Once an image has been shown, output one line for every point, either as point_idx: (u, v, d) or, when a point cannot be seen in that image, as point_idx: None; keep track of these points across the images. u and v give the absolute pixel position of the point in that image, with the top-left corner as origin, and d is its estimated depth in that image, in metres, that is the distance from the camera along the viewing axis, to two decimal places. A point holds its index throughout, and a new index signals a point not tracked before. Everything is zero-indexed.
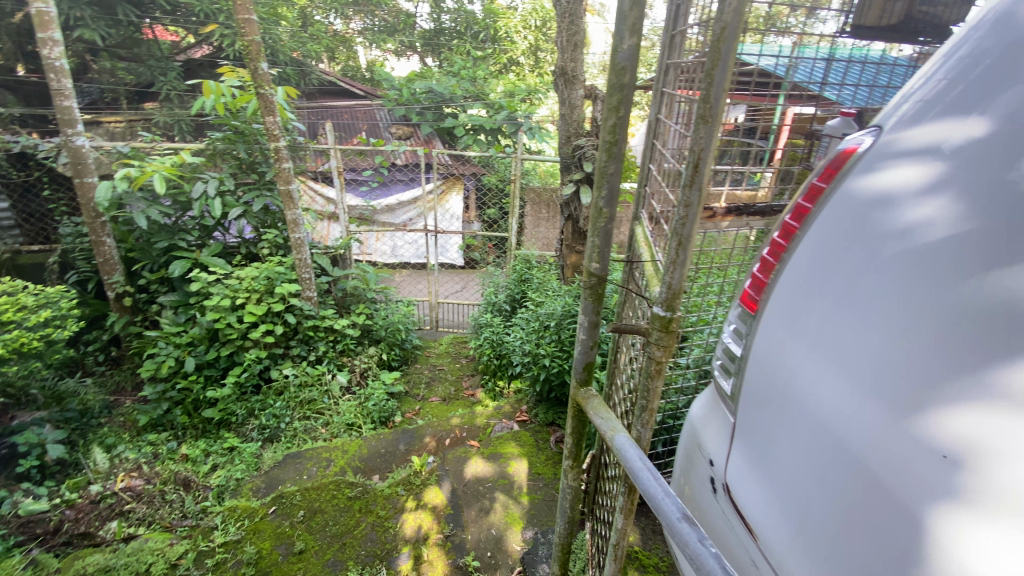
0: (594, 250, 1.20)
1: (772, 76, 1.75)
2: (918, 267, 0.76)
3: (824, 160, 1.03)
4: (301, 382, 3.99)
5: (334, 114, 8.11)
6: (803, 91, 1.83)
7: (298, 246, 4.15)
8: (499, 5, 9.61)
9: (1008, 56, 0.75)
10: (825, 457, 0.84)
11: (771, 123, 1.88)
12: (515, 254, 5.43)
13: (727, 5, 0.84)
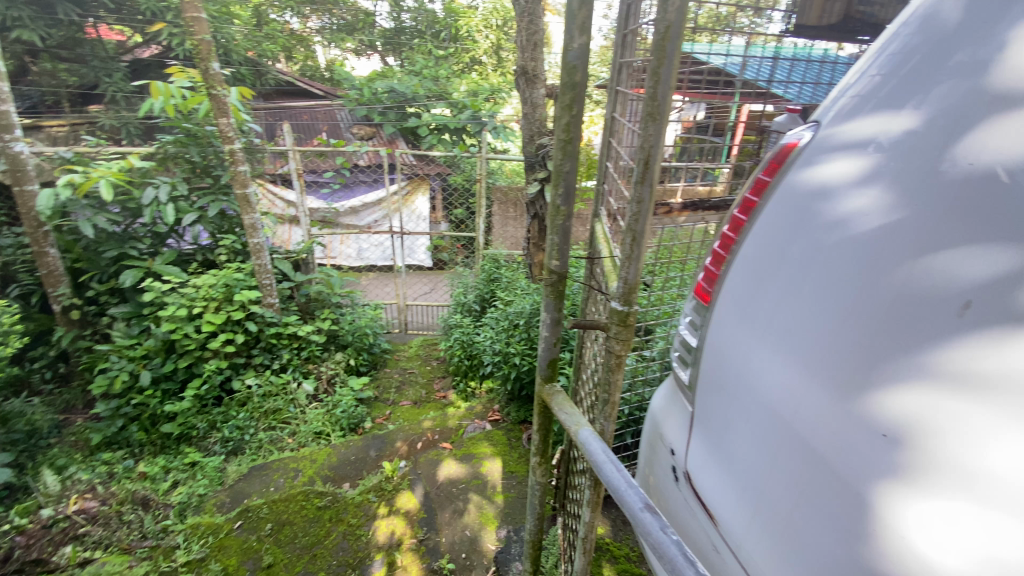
0: (553, 248, 1.21)
1: (725, 75, 1.86)
2: (855, 255, 0.80)
3: (769, 154, 1.06)
4: (265, 392, 3.88)
5: (293, 115, 7.87)
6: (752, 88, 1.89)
7: (258, 251, 4.02)
8: (460, 4, 9.57)
9: (932, 51, 0.79)
10: (778, 441, 0.87)
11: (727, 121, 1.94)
12: (483, 254, 5.42)
13: (670, 5, 0.86)
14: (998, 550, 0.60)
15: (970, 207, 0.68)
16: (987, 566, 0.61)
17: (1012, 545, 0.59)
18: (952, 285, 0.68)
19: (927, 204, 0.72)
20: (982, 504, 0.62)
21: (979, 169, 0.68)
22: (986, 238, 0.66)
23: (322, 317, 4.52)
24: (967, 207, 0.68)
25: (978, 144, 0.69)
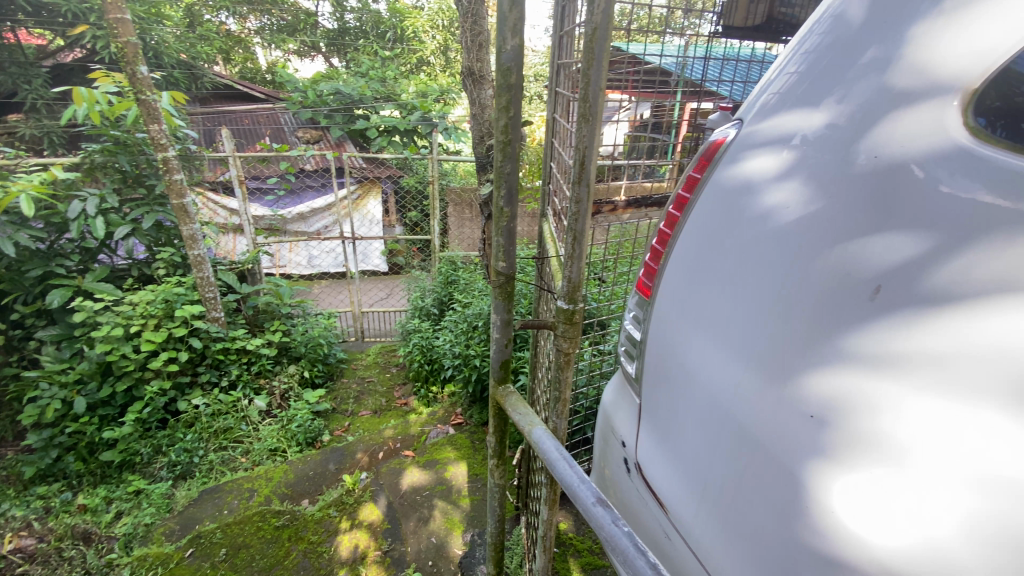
0: (499, 249, 1.20)
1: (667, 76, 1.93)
2: (779, 247, 0.84)
3: (699, 151, 1.10)
4: (213, 411, 3.69)
5: (233, 119, 7.55)
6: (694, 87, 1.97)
7: (199, 264, 3.82)
8: (405, 4, 9.44)
9: (841, 49, 0.83)
10: (717, 428, 0.91)
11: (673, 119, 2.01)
12: (439, 256, 5.37)
13: (596, 7, 0.87)
14: (914, 518, 0.64)
15: (876, 197, 0.72)
16: (908, 535, 0.64)
17: (926, 512, 0.63)
18: (865, 271, 0.72)
19: (840, 195, 0.77)
20: (900, 476, 0.66)
21: (884, 162, 0.72)
22: (892, 226, 0.70)
23: (272, 329, 4.36)
24: (874, 197, 0.73)
25: (883, 138, 0.73)
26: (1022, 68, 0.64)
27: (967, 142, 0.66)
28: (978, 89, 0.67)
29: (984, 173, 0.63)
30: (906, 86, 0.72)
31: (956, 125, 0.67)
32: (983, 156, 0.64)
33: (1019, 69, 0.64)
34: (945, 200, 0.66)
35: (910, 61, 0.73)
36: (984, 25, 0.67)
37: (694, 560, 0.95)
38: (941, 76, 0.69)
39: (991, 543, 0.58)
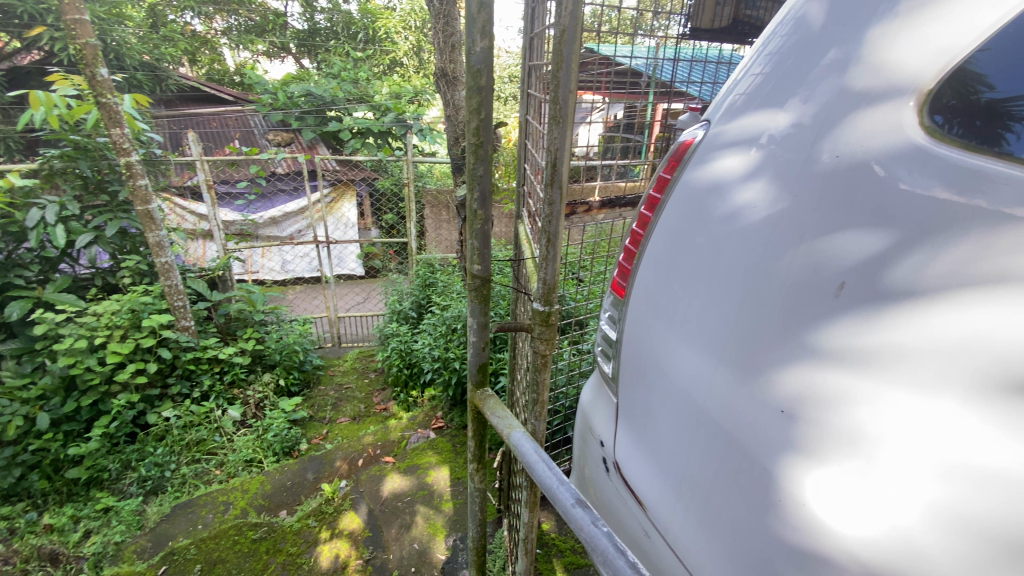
0: (474, 252, 1.19)
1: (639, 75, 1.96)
2: (749, 245, 0.85)
3: (669, 152, 1.11)
4: (185, 423, 3.58)
5: (200, 122, 7.36)
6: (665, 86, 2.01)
7: (167, 272, 3.70)
8: (376, 5, 9.35)
9: (805, 50, 0.85)
10: (692, 425, 0.92)
11: (646, 119, 2.03)
12: (416, 259, 5.32)
13: (563, 10, 0.87)
14: (884, 509, 0.65)
15: (839, 195, 0.74)
16: (879, 525, 0.65)
17: (895, 503, 0.64)
18: (831, 267, 0.74)
19: (806, 194, 0.78)
20: (869, 467, 0.67)
21: (846, 160, 0.74)
22: (855, 223, 0.72)
23: (245, 337, 4.27)
24: (838, 194, 0.74)
25: (844, 137, 0.75)
26: (976, 68, 0.66)
27: (923, 141, 0.68)
28: (932, 90, 0.69)
29: (941, 170, 0.65)
30: (868, 85, 0.74)
31: (912, 125, 0.69)
32: (939, 155, 0.66)
33: (972, 68, 0.66)
34: (905, 197, 0.67)
35: (868, 62, 0.75)
36: (936, 28, 0.69)
37: (674, 558, 0.96)
38: (897, 77, 0.71)
39: (956, 530, 0.60)
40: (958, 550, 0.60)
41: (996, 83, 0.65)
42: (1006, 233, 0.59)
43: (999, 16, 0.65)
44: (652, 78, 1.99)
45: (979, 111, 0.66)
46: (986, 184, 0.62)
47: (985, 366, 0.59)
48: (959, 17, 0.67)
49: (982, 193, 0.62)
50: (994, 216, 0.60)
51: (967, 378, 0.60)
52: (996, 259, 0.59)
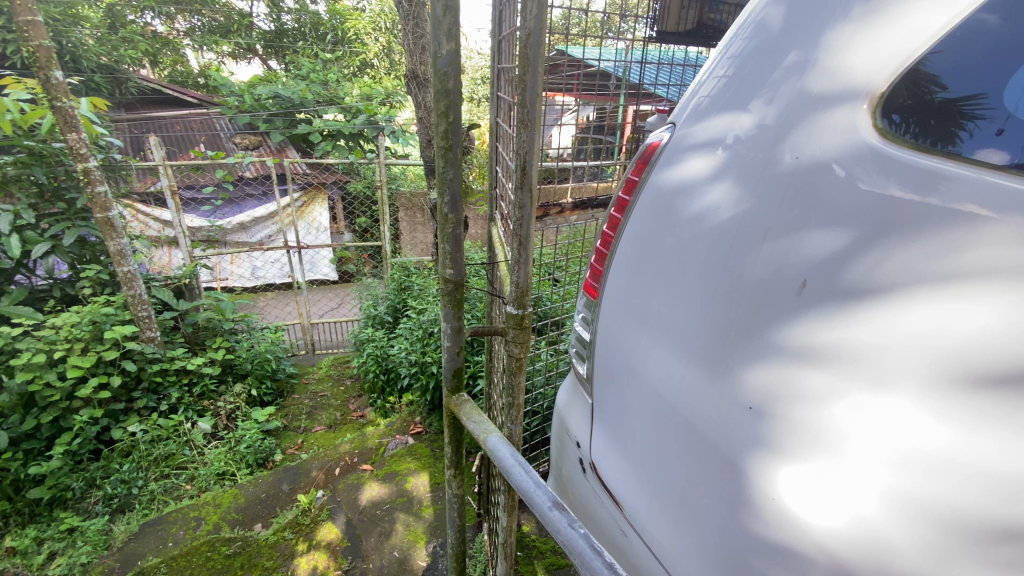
0: (446, 256, 1.17)
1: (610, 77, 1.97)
2: (714, 245, 0.86)
3: (637, 153, 1.12)
4: (152, 438, 3.45)
5: (163, 126, 7.12)
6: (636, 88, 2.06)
7: (130, 281, 3.57)
8: (345, 6, 9.21)
9: (766, 53, 0.86)
10: (665, 424, 0.93)
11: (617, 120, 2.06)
12: (391, 262, 5.26)
13: (529, 13, 0.87)
14: (846, 499, 0.68)
15: (799, 195, 0.76)
16: (842, 515, 0.68)
17: (857, 493, 0.67)
18: (793, 266, 0.75)
19: (768, 195, 0.80)
20: (834, 460, 0.69)
21: (806, 161, 0.76)
22: (816, 222, 0.74)
23: (214, 346, 4.16)
24: (798, 194, 0.76)
25: (803, 138, 0.77)
26: (929, 70, 0.68)
27: (875, 142, 0.70)
28: (884, 92, 0.71)
29: (895, 170, 0.68)
30: (827, 87, 0.76)
31: (866, 126, 0.71)
32: (894, 155, 0.68)
33: (927, 69, 0.68)
34: (864, 196, 0.69)
35: (824, 66, 0.77)
36: (888, 31, 0.71)
37: (649, 553, 0.97)
38: (852, 81, 0.73)
39: (909, 516, 0.63)
40: (912, 534, 0.63)
41: (949, 83, 0.67)
42: (954, 232, 0.62)
43: (947, 19, 0.67)
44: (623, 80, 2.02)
45: (932, 110, 0.68)
46: (939, 181, 0.64)
47: (937, 360, 0.62)
48: (909, 20, 0.69)
49: (935, 191, 0.64)
50: (946, 214, 0.63)
51: (920, 372, 0.63)
52: (946, 256, 0.62)
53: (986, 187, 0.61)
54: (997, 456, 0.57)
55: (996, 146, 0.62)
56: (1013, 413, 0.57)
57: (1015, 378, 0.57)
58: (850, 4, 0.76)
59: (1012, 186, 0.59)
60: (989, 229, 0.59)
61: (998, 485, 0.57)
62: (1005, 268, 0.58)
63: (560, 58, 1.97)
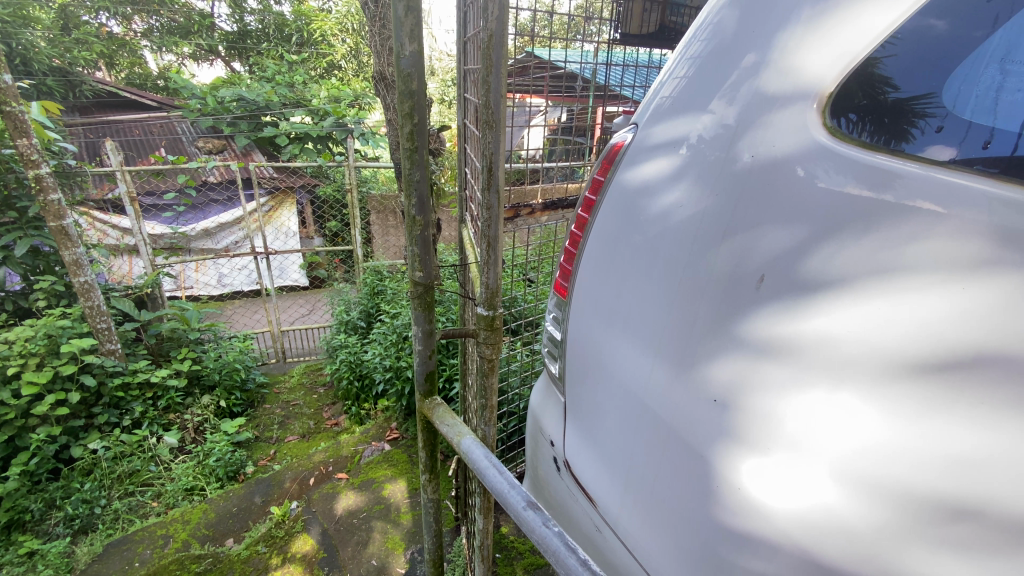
0: (415, 259, 1.16)
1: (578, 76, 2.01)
2: (676, 243, 0.88)
3: (601, 154, 1.14)
4: (114, 455, 3.32)
5: (120, 130, 6.86)
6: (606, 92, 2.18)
7: (87, 292, 3.41)
8: (310, 7, 9.06)
9: (723, 54, 0.88)
10: (636, 421, 0.94)
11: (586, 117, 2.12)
12: (363, 266, 5.18)
13: (490, 14, 0.87)
14: (807, 489, 0.70)
15: (755, 193, 0.78)
16: (804, 503, 0.70)
17: (817, 483, 0.69)
18: (750, 262, 0.78)
19: (725, 194, 0.82)
20: (792, 450, 0.72)
21: (763, 160, 0.78)
22: (772, 219, 0.76)
23: (179, 357, 4.03)
24: (755, 193, 0.78)
25: (759, 138, 0.79)
26: (881, 72, 0.71)
27: (829, 140, 0.73)
28: (833, 93, 0.74)
29: (851, 168, 0.70)
30: (782, 87, 0.78)
31: (817, 125, 0.74)
32: (847, 154, 0.71)
33: (880, 71, 0.71)
34: (823, 194, 0.71)
35: (779, 67, 0.79)
36: (836, 34, 0.73)
37: (623, 548, 0.98)
38: (805, 81, 0.76)
39: (864, 500, 0.65)
40: (867, 517, 0.65)
41: (900, 83, 0.70)
42: (904, 226, 0.64)
43: (890, 22, 0.70)
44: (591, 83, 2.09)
45: (886, 109, 0.70)
46: (893, 178, 0.66)
47: (886, 350, 0.64)
48: (855, 23, 0.72)
49: (890, 188, 0.66)
50: (896, 209, 0.65)
51: (870, 361, 0.66)
52: (894, 249, 0.65)
53: (935, 183, 0.64)
54: (941, 440, 0.60)
55: (944, 142, 0.65)
56: (954, 397, 0.60)
57: (955, 363, 0.60)
58: (798, 8, 0.78)
59: (958, 182, 0.62)
60: (935, 222, 0.62)
61: (942, 466, 0.60)
62: (946, 261, 0.61)
63: (530, 61, 1.99)
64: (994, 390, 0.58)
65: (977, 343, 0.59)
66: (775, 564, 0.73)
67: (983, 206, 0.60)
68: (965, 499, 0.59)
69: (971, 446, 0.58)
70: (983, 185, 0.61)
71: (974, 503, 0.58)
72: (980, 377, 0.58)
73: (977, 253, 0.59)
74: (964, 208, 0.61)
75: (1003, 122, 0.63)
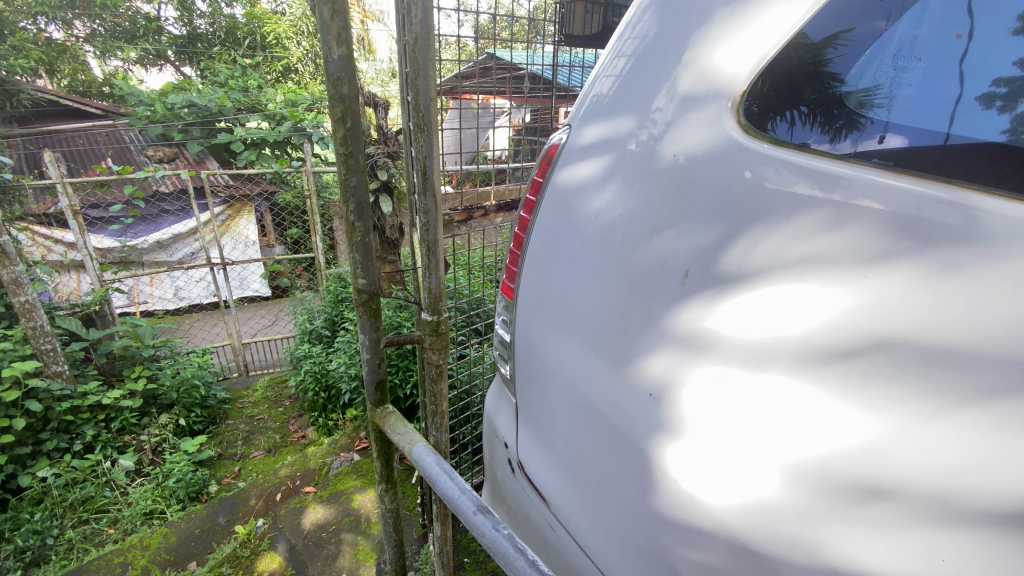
0: (356, 265, 1.13)
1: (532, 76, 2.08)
2: (608, 242, 0.90)
3: (540, 156, 1.14)
4: (65, 482, 3.16)
5: (62, 140, 6.53)
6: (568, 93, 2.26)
7: (28, 312, 3.22)
8: (263, 10, 8.83)
9: (644, 55, 0.90)
10: (581, 418, 0.96)
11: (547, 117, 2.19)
12: (326, 273, 5.05)
13: (414, 18, 0.90)
14: (738, 479, 0.71)
15: (679, 191, 0.80)
16: (735, 492, 0.72)
17: (746, 473, 0.71)
18: (675, 259, 0.79)
19: (652, 194, 0.84)
20: (723, 441, 0.73)
21: (684, 158, 0.80)
22: (694, 215, 0.78)
23: (133, 376, 3.85)
24: (679, 191, 0.80)
25: (679, 138, 0.81)
26: (835, 69, 0.72)
27: (740, 137, 0.75)
28: (768, 90, 0.75)
29: (788, 166, 0.70)
30: (697, 85, 0.80)
31: (731, 123, 0.76)
32: (781, 155, 0.71)
33: (831, 69, 0.72)
34: (768, 193, 0.71)
35: (695, 66, 0.81)
36: (742, 35, 0.76)
37: (575, 545, 0.99)
38: (718, 81, 0.78)
39: (789, 486, 0.67)
40: (792, 502, 0.67)
41: (848, 78, 0.71)
42: (830, 223, 0.66)
43: (797, 20, 0.72)
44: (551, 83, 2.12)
45: (835, 102, 0.72)
46: (838, 177, 0.67)
47: (806, 339, 0.66)
48: (759, 23, 0.75)
49: (837, 187, 0.66)
50: (841, 209, 0.65)
51: (790, 351, 0.68)
52: (818, 245, 0.66)
53: (875, 182, 0.64)
54: (856, 425, 0.63)
55: (877, 133, 0.67)
56: (864, 381, 0.63)
57: (866, 348, 0.62)
58: (711, 9, 0.80)
59: (872, 176, 0.65)
60: (870, 219, 0.63)
61: (857, 448, 0.62)
62: (849, 250, 0.64)
63: (491, 62, 2.03)
64: (899, 373, 0.61)
65: (883, 329, 0.61)
66: (712, 554, 0.74)
67: (918, 203, 0.61)
68: (877, 478, 0.61)
69: (881, 430, 0.61)
70: (902, 181, 0.63)
71: (888, 482, 0.61)
72: (885, 359, 0.61)
73: (904, 246, 0.61)
74: (899, 206, 0.62)
75: (922, 117, 0.66)
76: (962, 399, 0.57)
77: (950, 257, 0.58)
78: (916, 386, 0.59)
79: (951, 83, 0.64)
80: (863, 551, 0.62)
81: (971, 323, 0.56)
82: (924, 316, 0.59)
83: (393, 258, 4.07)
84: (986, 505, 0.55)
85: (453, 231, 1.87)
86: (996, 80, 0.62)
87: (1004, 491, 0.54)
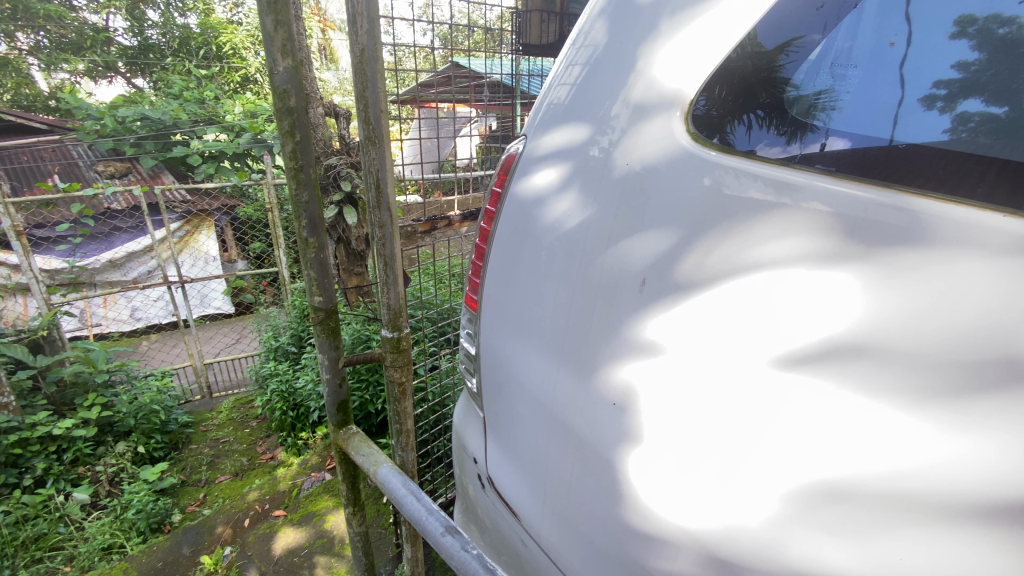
0: (312, 283, 1.09)
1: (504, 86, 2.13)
2: (566, 251, 0.90)
3: (498, 165, 1.13)
4: (15, 520, 2.94)
5: (4, 157, 6.24)
6: (530, 100, 2.40)
7: None
8: (218, 19, 8.58)
9: (596, 63, 0.90)
10: (549, 429, 0.94)
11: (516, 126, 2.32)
12: (292, 288, 4.89)
13: (360, 30, 0.90)
14: (706, 489, 0.71)
15: (633, 198, 0.80)
16: (707, 502, 0.71)
17: (714, 480, 0.70)
18: (633, 265, 0.79)
19: (609, 202, 0.84)
20: (685, 454, 0.73)
21: (637, 166, 0.80)
22: (649, 222, 0.78)
23: (86, 405, 3.62)
24: (634, 198, 0.80)
25: (631, 146, 0.82)
26: (785, 75, 0.73)
27: (690, 145, 0.76)
28: (725, 94, 0.75)
29: (743, 173, 0.71)
30: (647, 94, 0.81)
31: (681, 131, 0.77)
32: (737, 164, 0.72)
33: (783, 74, 0.73)
34: (728, 199, 0.71)
35: (646, 76, 0.82)
36: (687, 42, 0.77)
37: (547, 558, 0.97)
38: (666, 91, 0.79)
39: (755, 491, 0.67)
40: (755, 509, 0.67)
41: (799, 82, 0.72)
42: (788, 230, 0.66)
43: (747, 23, 0.73)
44: (518, 90, 2.17)
45: (787, 106, 0.73)
46: (794, 186, 0.67)
47: (761, 343, 0.67)
48: (706, 26, 0.75)
49: (792, 192, 0.67)
50: (797, 212, 0.66)
51: (737, 356, 0.68)
52: (774, 250, 0.67)
53: (828, 188, 0.65)
54: (792, 426, 0.64)
55: (831, 135, 0.69)
56: (822, 383, 0.63)
57: (828, 354, 0.63)
58: (657, 17, 0.81)
59: (824, 183, 0.66)
60: (826, 223, 0.64)
61: (813, 451, 0.63)
62: (801, 253, 0.65)
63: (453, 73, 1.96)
64: (857, 375, 0.61)
65: (838, 332, 0.62)
66: (681, 561, 0.73)
67: (870, 208, 0.62)
68: (839, 481, 0.61)
69: (836, 432, 0.62)
70: (848, 187, 0.64)
71: (846, 483, 0.61)
72: (848, 361, 0.61)
73: (859, 248, 0.61)
74: (853, 210, 0.62)
75: (870, 119, 0.67)
76: (917, 398, 0.57)
77: (900, 258, 0.59)
78: (876, 386, 0.60)
79: (893, 87, 0.66)
80: (832, 555, 0.61)
81: (922, 320, 0.57)
82: (883, 317, 0.59)
83: (360, 270, 3.96)
84: (938, 502, 0.56)
85: (417, 242, 1.82)
86: (936, 83, 0.63)
87: (956, 486, 0.55)
